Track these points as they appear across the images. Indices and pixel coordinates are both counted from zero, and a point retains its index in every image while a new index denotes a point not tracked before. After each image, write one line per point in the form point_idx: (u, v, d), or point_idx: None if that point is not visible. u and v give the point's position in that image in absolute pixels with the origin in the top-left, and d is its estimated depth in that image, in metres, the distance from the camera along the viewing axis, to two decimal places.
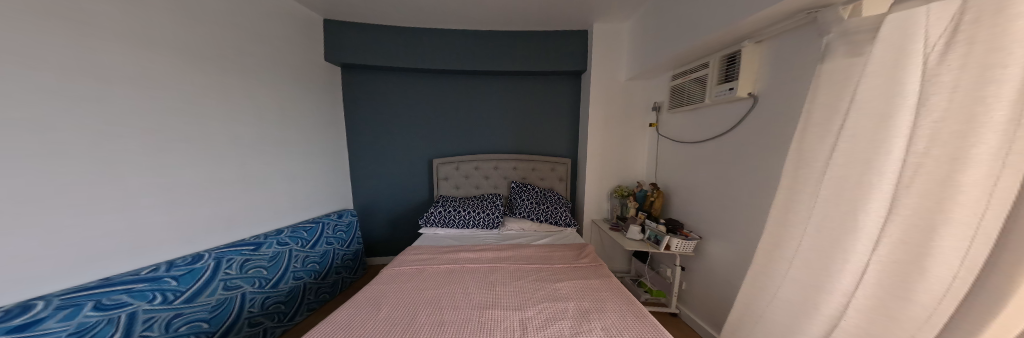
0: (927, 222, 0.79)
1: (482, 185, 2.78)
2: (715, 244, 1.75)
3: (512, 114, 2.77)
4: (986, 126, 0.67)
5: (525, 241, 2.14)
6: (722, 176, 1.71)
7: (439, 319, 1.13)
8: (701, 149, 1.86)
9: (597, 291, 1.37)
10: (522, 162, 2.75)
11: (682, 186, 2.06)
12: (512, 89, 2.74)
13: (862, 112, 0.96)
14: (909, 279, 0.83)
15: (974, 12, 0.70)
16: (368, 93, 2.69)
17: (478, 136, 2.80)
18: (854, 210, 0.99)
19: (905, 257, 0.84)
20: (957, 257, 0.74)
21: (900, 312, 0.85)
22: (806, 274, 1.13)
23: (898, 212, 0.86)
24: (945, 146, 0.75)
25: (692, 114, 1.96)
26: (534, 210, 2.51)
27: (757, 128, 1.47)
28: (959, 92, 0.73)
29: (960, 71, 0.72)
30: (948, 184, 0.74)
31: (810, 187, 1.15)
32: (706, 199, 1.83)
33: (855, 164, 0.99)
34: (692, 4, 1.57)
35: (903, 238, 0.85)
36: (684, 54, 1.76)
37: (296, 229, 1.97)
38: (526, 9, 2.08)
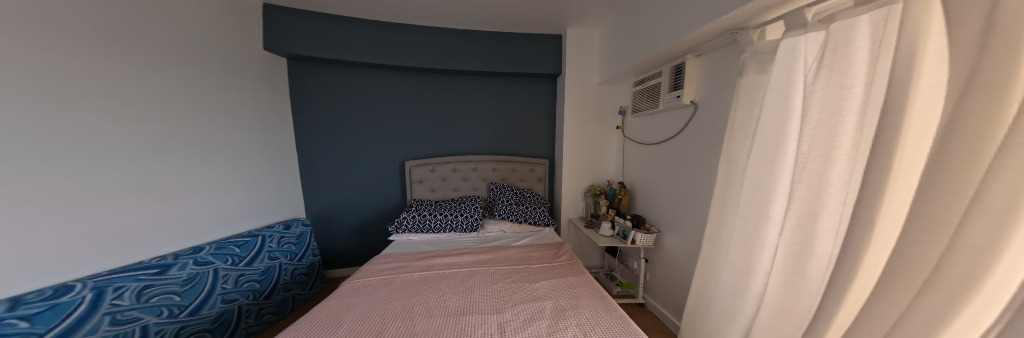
0: (811, 208, 1.00)
1: (461, 187, 2.71)
2: (670, 237, 1.89)
3: (486, 115, 2.73)
4: (845, 133, 0.90)
5: (505, 243, 2.11)
6: (673, 174, 1.85)
7: (411, 330, 1.07)
8: (658, 150, 1.99)
9: (573, 288, 1.38)
10: (500, 163, 2.72)
11: (643, 184, 2.18)
12: (485, 90, 2.71)
13: (768, 118, 1.14)
14: (804, 257, 1.02)
15: (834, 43, 0.91)
16: (324, 92, 2.48)
17: (455, 137, 2.72)
18: (766, 202, 1.16)
19: (799, 240, 1.03)
20: (831, 236, 0.97)
21: (801, 284, 1.03)
22: (738, 260, 1.27)
23: (793, 202, 1.04)
24: (821, 148, 0.96)
25: (650, 118, 2.08)
26: (512, 211, 2.50)
27: (698, 130, 1.62)
28: (829, 105, 0.94)
29: (827, 89, 0.94)
30: (823, 178, 0.96)
31: (737, 183, 1.29)
32: (662, 195, 1.96)
33: (767, 163, 1.15)
34: (648, 16, 1.70)
35: (796, 224, 1.04)
36: (644, 63, 1.88)
37: (224, 245, 1.71)
38: (503, 9, 2.06)
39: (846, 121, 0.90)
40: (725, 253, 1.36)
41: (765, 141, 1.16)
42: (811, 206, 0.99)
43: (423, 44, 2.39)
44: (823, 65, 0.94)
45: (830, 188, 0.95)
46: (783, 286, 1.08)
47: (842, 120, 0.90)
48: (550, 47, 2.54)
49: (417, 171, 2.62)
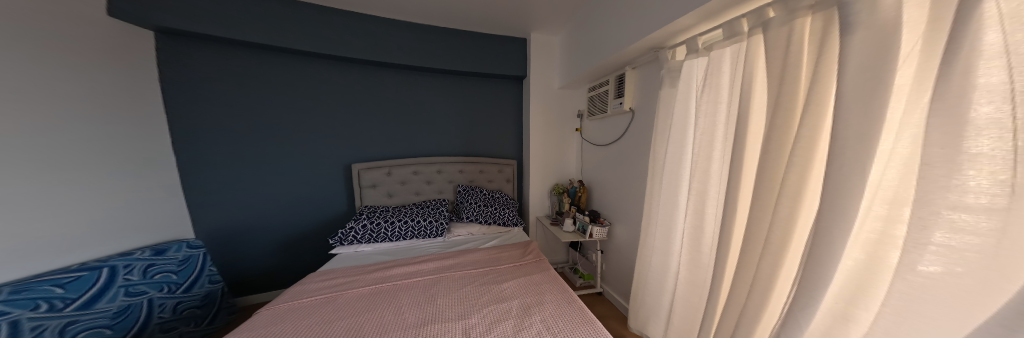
0: (699, 195, 1.21)
1: (426, 192, 2.28)
2: (621, 228, 1.88)
3: (443, 113, 2.33)
4: (716, 140, 1.14)
5: (474, 246, 1.80)
6: (615, 169, 1.90)
7: None
8: (606, 151, 1.96)
9: (539, 284, 1.29)
10: (468, 165, 2.35)
11: (595, 181, 2.15)
12: (437, 87, 2.30)
13: (675, 125, 1.31)
14: (698, 238, 1.22)
15: (711, 69, 1.14)
16: (221, 81, 1.86)
17: (414, 134, 2.30)
18: (673, 194, 1.34)
19: (696, 223, 1.22)
20: (712, 220, 1.19)
21: (699, 260, 1.22)
22: (660, 242, 1.40)
23: (691, 195, 1.23)
24: (706, 149, 1.17)
25: (602, 122, 2.02)
26: (483, 213, 2.16)
27: (636, 132, 1.68)
28: (708, 116, 1.16)
29: (708, 103, 1.15)
30: (706, 173, 1.18)
31: (660, 181, 1.40)
32: (610, 189, 1.95)
33: (671, 163, 1.33)
34: (598, 25, 1.65)
35: (697, 211, 1.22)
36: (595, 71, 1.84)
37: (33, 286, 1.12)
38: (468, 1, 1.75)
39: (720, 127, 1.13)
40: (656, 241, 1.42)
41: (676, 140, 1.31)
42: (700, 196, 1.20)
43: (359, 31, 1.95)
44: (705, 85, 1.16)
45: (711, 181, 1.17)
46: (690, 264, 1.26)
47: (716, 128, 1.14)
48: (512, 47, 2.27)
49: (367, 176, 2.13)
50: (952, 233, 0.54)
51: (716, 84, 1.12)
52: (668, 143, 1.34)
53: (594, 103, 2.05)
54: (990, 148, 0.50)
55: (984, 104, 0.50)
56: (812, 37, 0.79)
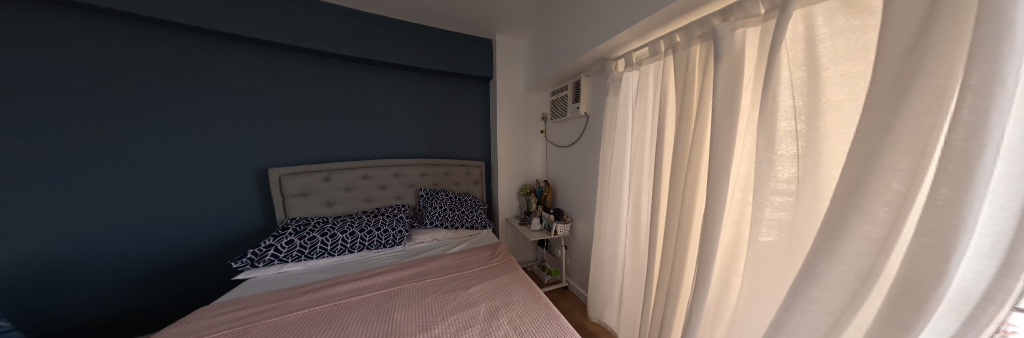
0: (634, 195, 1.26)
1: (378, 198, 2.00)
2: (581, 225, 1.90)
3: (399, 111, 2.10)
4: (648, 143, 1.20)
5: (439, 252, 1.66)
6: (572, 170, 1.93)
7: None
8: (566, 153, 1.97)
9: (505, 286, 1.24)
10: (434, 167, 2.19)
11: (557, 181, 2.16)
12: (391, 84, 2.05)
13: (616, 129, 1.33)
14: (637, 233, 1.26)
15: (641, 81, 1.19)
16: (71, 64, 1.34)
17: (371, 134, 2.03)
18: (618, 192, 1.37)
19: (637, 218, 1.26)
20: (641, 213, 1.25)
21: (637, 250, 1.27)
22: (610, 235, 1.42)
23: (632, 196, 1.27)
24: (648, 152, 1.21)
25: (562, 124, 2.00)
26: (447, 219, 2.02)
27: (589, 137, 1.68)
28: (641, 124, 1.20)
29: (642, 111, 1.19)
30: (640, 174, 1.23)
31: (609, 182, 1.40)
32: (569, 189, 1.98)
33: (612, 164, 1.37)
34: (560, 29, 1.60)
35: (637, 207, 1.26)
36: (554, 77, 1.82)
37: None
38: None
39: (648, 131, 1.19)
40: (612, 234, 1.41)
41: (619, 143, 1.32)
42: (635, 195, 1.26)
43: (292, 14, 1.61)
44: (638, 95, 1.21)
45: (643, 181, 1.23)
46: (632, 255, 1.29)
47: (642, 134, 1.20)
48: (474, 47, 2.15)
49: (292, 183, 1.75)
50: (774, 211, 0.76)
51: (645, 100, 1.18)
52: (616, 146, 1.33)
53: (555, 108, 2.01)
54: (787, 150, 0.74)
55: (783, 121, 0.74)
56: (702, 62, 0.91)
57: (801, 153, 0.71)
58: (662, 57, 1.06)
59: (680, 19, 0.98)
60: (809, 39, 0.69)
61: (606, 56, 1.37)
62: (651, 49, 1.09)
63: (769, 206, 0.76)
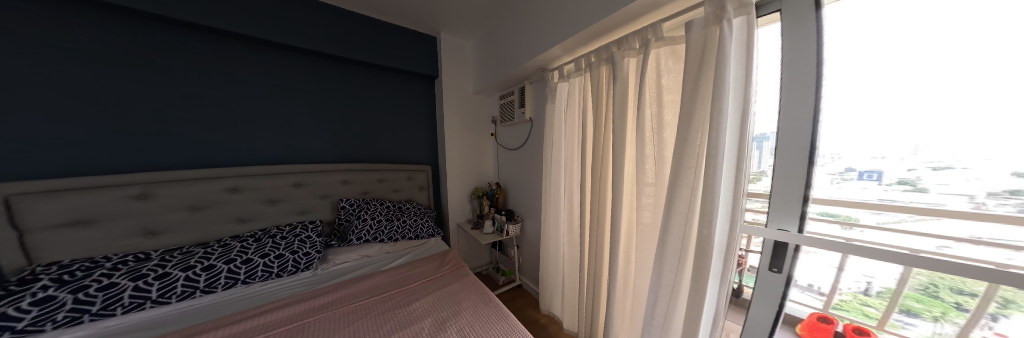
0: (566, 194, 1.36)
1: (277, 215, 1.51)
2: (530, 224, 1.90)
3: (316, 107, 1.67)
4: (574, 146, 1.31)
5: (372, 270, 1.40)
6: (521, 172, 1.92)
7: None
8: (516, 155, 1.95)
9: (453, 295, 1.17)
10: (364, 171, 1.81)
11: (508, 184, 2.12)
12: (301, 73, 1.61)
13: (553, 132, 1.38)
14: (567, 225, 1.39)
15: (571, 90, 1.28)
16: None
17: (272, 134, 1.54)
18: (553, 191, 1.42)
19: (568, 213, 1.37)
20: (567, 207, 1.38)
21: (567, 240, 1.41)
22: (551, 230, 1.47)
23: (567, 194, 1.37)
24: (573, 153, 1.31)
25: (511, 127, 1.99)
26: (377, 231, 1.68)
27: (535, 141, 1.71)
28: (572, 129, 1.29)
29: (571, 118, 1.29)
30: (569, 173, 1.34)
31: (553, 183, 1.41)
32: (519, 191, 1.97)
33: (552, 166, 1.40)
34: (511, 34, 1.55)
35: (569, 203, 1.36)
36: (501, 81, 1.80)
37: None
38: None
39: (575, 135, 1.29)
40: (554, 230, 1.46)
41: (556, 145, 1.37)
42: (568, 193, 1.35)
43: None
44: (570, 103, 1.29)
45: (573, 181, 1.33)
46: (569, 247, 1.39)
47: (569, 138, 1.31)
48: (414, 43, 1.92)
49: (44, 210, 1.04)
50: (648, 197, 0.94)
51: (573, 109, 1.29)
52: (560, 150, 1.36)
53: (504, 111, 1.99)
54: (649, 151, 0.92)
55: (649, 129, 0.92)
56: (634, 74, 0.98)
57: (656, 155, 0.91)
58: (584, 73, 1.19)
59: (601, 38, 1.10)
60: (654, 70, 0.90)
61: (545, 65, 1.42)
62: (575, 65, 1.21)
63: (643, 194, 0.94)
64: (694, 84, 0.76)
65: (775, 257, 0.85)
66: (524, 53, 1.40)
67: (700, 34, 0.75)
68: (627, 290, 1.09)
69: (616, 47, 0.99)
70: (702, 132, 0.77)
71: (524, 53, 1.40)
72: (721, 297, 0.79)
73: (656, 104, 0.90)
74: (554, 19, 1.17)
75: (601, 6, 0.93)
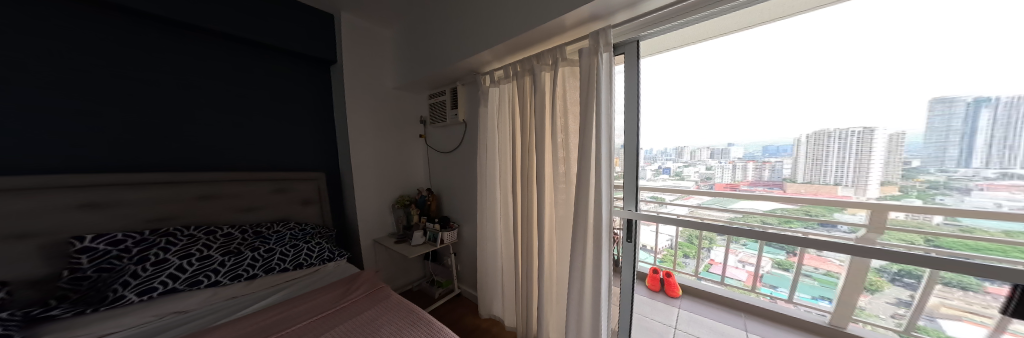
0: (495, 195, 1.42)
1: (25, 262, 0.86)
2: (467, 228, 1.84)
3: (129, 90, 1.07)
4: (505, 149, 1.36)
5: (216, 321, 0.89)
6: (456, 176, 1.85)
7: None
8: (451, 159, 1.86)
9: (370, 325, 0.89)
10: (204, 184, 1.19)
11: (442, 189, 1.98)
12: (98, 36, 1.01)
13: (484, 135, 1.42)
14: (495, 223, 1.45)
15: (500, 95, 1.34)
16: None
17: (19, 129, 0.90)
18: (487, 193, 1.44)
19: (498, 213, 1.43)
20: (497, 207, 1.43)
21: (494, 239, 1.47)
22: (486, 233, 1.49)
23: (500, 196, 1.42)
24: (501, 156, 1.37)
25: (443, 129, 1.89)
26: (197, 274, 1.01)
27: (470, 143, 1.69)
28: (501, 132, 1.35)
29: (500, 121, 1.35)
30: (500, 175, 1.40)
31: (489, 185, 1.43)
32: (456, 197, 1.88)
33: (484, 168, 1.44)
34: (438, 30, 1.44)
35: (499, 204, 1.42)
36: (430, 80, 1.67)
37: None
38: None
39: (506, 138, 1.35)
40: (491, 232, 1.47)
41: (489, 149, 1.40)
42: (498, 194, 1.42)
43: None
44: (501, 107, 1.33)
45: (503, 184, 1.39)
46: (504, 246, 1.45)
47: (499, 141, 1.37)
48: (314, 19, 1.50)
49: None
50: (563, 192, 1.08)
51: (503, 113, 1.33)
52: (495, 153, 1.39)
53: (434, 112, 1.89)
54: (563, 154, 1.07)
55: (560, 135, 1.08)
56: (549, 85, 1.10)
57: (565, 157, 1.07)
58: (512, 81, 1.26)
59: (528, 48, 1.18)
60: (561, 84, 1.04)
61: (477, 68, 1.44)
62: (504, 72, 1.28)
63: (561, 191, 1.08)
64: (589, 97, 0.94)
65: (629, 231, 1.08)
66: (454, 54, 1.35)
67: (588, 60, 0.94)
68: (553, 276, 1.21)
69: (535, 60, 1.10)
70: (592, 138, 0.95)
71: (454, 54, 1.35)
72: (604, 269, 1.00)
73: (563, 115, 1.06)
74: (482, 23, 1.18)
75: (527, 19, 0.99)
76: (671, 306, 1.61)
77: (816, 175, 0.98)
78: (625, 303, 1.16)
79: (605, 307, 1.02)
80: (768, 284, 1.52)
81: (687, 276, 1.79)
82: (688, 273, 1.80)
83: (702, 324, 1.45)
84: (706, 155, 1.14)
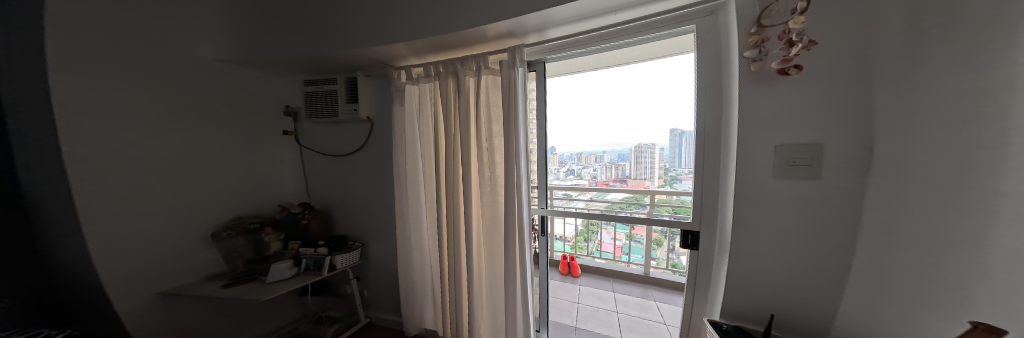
0: (415, 203, 1.33)
1: None
2: (377, 246, 1.52)
3: None
4: (427, 151, 1.29)
5: None
6: (360, 184, 1.49)
7: None
8: (349, 164, 1.48)
9: None
10: None
11: (335, 201, 1.54)
12: None
13: (401, 137, 1.29)
14: (417, 233, 1.35)
15: (421, 94, 1.26)
16: None
17: None
18: (403, 201, 1.33)
19: (419, 222, 1.34)
20: (421, 216, 1.34)
21: (415, 251, 1.36)
22: (401, 245, 1.37)
23: (423, 202, 1.33)
24: (420, 159, 1.30)
25: (336, 126, 1.47)
26: None
27: (378, 145, 1.42)
28: (421, 135, 1.28)
29: (420, 122, 1.27)
30: (419, 182, 1.32)
31: (409, 191, 1.32)
32: (358, 211, 1.51)
33: (401, 172, 1.31)
34: (320, 3, 1.12)
35: (423, 212, 1.34)
36: (314, 65, 1.29)
37: None
38: None
39: (428, 142, 1.28)
40: (416, 242, 1.36)
41: (409, 153, 1.29)
42: (418, 201, 1.33)
43: None
44: (420, 107, 1.26)
45: (422, 190, 1.32)
46: (429, 254, 1.37)
47: (416, 144, 1.30)
48: None
49: None
50: (490, 195, 1.13)
51: (425, 114, 1.26)
52: (418, 155, 1.30)
53: (312, 103, 1.39)
54: (490, 159, 1.11)
55: (485, 140, 1.12)
56: (474, 91, 1.13)
57: (491, 161, 1.12)
58: (434, 81, 1.21)
59: (451, 51, 1.17)
60: (480, 92, 1.09)
61: (389, 61, 1.26)
62: (424, 70, 1.20)
63: (488, 193, 1.13)
64: (508, 107, 1.02)
65: (543, 226, 1.22)
66: (351, 41, 1.10)
67: (507, 72, 1.01)
68: (482, 279, 1.24)
69: (459, 64, 1.11)
70: (514, 145, 1.03)
71: (351, 41, 1.10)
72: (528, 261, 1.11)
73: (487, 120, 1.11)
74: (391, 12, 1.05)
75: (445, 23, 0.97)
76: (574, 285, 1.90)
77: (639, 171, 1.12)
78: (543, 288, 1.30)
79: (528, 297, 1.12)
80: (627, 254, 1.96)
81: (586, 257, 2.12)
82: (586, 255, 2.12)
83: (597, 296, 1.76)
84: (593, 159, 1.21)
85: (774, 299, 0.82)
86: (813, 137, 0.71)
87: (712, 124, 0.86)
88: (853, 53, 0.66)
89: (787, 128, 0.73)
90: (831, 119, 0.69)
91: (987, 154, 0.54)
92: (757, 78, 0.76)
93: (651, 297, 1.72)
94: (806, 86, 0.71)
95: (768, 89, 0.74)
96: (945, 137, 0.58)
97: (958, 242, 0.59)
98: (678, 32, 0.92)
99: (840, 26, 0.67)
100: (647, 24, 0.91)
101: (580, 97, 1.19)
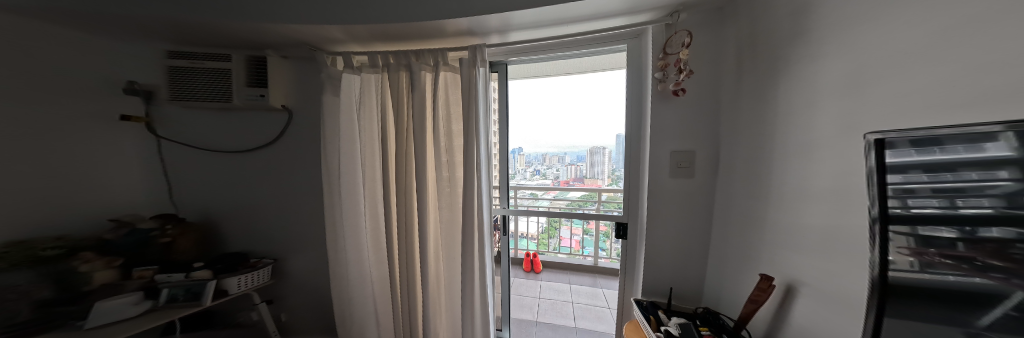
0: (354, 208, 1.18)
1: None
2: (300, 259, 1.29)
3: None
4: (371, 149, 1.15)
5: None
6: (278, 188, 1.24)
7: None
8: (260, 163, 1.22)
9: None
10: None
11: (237, 210, 1.24)
12: None
13: (333, 132, 1.13)
14: (358, 241, 1.20)
15: (360, 84, 1.12)
16: None
17: None
18: (335, 206, 1.18)
19: (356, 228, 1.19)
20: (360, 221, 1.19)
21: (356, 262, 1.21)
22: (336, 255, 1.21)
23: (365, 207, 1.18)
24: (359, 158, 1.15)
25: (241, 117, 1.19)
26: None
27: (302, 141, 1.21)
28: (362, 130, 1.13)
29: (360, 115, 1.12)
30: (355, 184, 1.17)
31: (344, 195, 1.16)
32: (274, 221, 1.26)
33: (333, 173, 1.15)
34: None
35: (365, 218, 1.19)
36: (208, 37, 1.03)
37: None
38: None
39: (373, 139, 1.15)
40: (358, 251, 1.20)
41: (347, 151, 1.14)
42: (355, 206, 1.18)
43: None
44: (360, 99, 1.12)
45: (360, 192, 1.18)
46: (374, 263, 1.22)
47: (352, 141, 1.14)
48: None
49: None
50: (446, 195, 1.08)
51: (368, 108, 1.13)
52: (359, 154, 1.16)
53: (182, 85, 1.04)
54: (446, 159, 1.07)
55: (443, 139, 1.07)
56: (430, 86, 1.06)
57: (448, 161, 1.07)
58: (382, 72, 1.09)
59: (401, 42, 1.07)
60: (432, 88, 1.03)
61: (316, 44, 1.08)
62: (370, 59, 1.08)
63: (444, 194, 1.08)
64: (467, 106, 1.00)
65: (505, 226, 1.23)
66: (263, 16, 0.92)
67: (467, 70, 1.00)
68: (440, 285, 1.19)
69: (414, 57, 1.04)
70: (475, 144, 1.01)
71: (262, 16, 0.92)
72: (488, 263, 1.11)
73: (447, 119, 1.06)
74: None
75: (394, 11, 0.90)
76: (536, 281, 1.97)
77: (592, 171, 1.22)
78: (506, 286, 1.31)
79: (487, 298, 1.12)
80: (583, 247, 2.12)
81: (549, 253, 2.16)
82: (550, 251, 2.17)
83: (555, 289, 1.87)
84: (557, 160, 1.27)
85: (674, 274, 1.02)
86: (690, 145, 0.93)
87: (633, 132, 1.01)
88: (713, 83, 0.90)
89: (679, 137, 0.94)
90: (699, 130, 0.92)
91: (764, 164, 0.74)
92: (660, 96, 0.94)
93: (600, 285, 1.92)
94: (692, 104, 0.92)
95: (669, 105, 0.94)
96: (746, 145, 0.80)
97: (751, 222, 0.79)
98: (612, 50, 1.05)
99: (714, 61, 0.90)
100: (593, 39, 1.01)
101: (541, 101, 1.23)
